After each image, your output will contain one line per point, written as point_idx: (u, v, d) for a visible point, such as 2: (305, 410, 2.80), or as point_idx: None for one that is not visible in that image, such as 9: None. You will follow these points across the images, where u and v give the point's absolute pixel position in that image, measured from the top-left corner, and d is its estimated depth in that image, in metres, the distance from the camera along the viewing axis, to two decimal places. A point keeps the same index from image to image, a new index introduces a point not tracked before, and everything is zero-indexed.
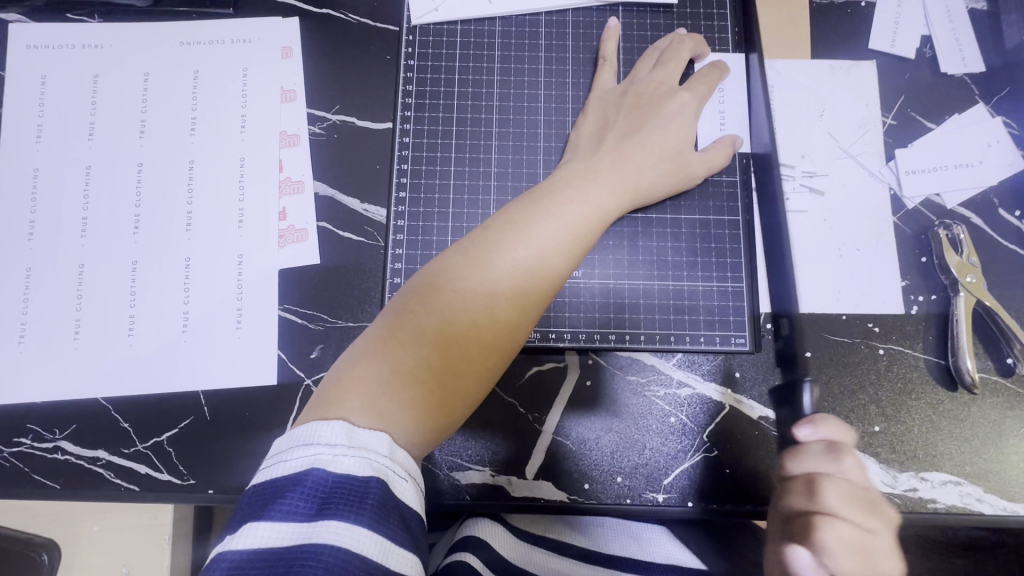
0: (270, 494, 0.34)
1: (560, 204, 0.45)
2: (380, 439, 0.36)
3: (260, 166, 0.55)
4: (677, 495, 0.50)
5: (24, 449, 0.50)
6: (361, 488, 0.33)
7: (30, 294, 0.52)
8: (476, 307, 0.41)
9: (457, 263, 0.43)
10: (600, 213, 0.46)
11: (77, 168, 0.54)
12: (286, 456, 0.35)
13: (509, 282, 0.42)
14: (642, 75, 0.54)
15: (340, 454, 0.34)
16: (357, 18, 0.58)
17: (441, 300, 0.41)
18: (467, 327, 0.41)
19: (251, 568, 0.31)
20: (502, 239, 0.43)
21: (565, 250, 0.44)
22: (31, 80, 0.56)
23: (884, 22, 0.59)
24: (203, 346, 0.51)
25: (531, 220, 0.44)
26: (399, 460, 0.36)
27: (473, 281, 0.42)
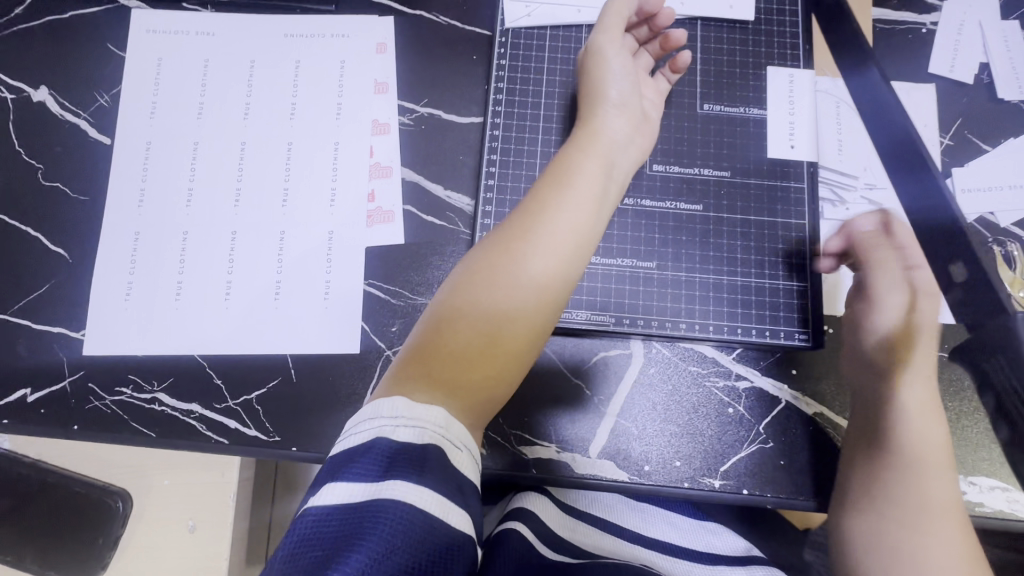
0: (340, 461, 0.37)
1: (574, 183, 0.47)
2: (435, 412, 0.39)
3: (354, 151, 0.59)
4: (733, 482, 0.52)
5: (124, 398, 0.53)
6: (421, 454, 0.36)
7: (137, 256, 0.56)
8: (494, 289, 0.44)
9: (478, 256, 0.45)
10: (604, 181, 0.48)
11: (186, 143, 0.59)
12: (356, 429, 0.39)
13: (525, 263, 0.44)
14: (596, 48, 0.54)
15: (398, 426, 0.38)
16: (447, 20, 0.62)
17: (467, 289, 0.44)
18: (493, 308, 0.43)
19: (329, 520, 0.33)
20: (512, 230, 0.45)
21: (575, 223, 0.46)
22: (148, 62, 0.61)
23: (944, 49, 0.62)
24: (294, 313, 0.55)
25: (538, 205, 0.46)
26: (453, 432, 0.39)
27: (496, 268, 0.44)
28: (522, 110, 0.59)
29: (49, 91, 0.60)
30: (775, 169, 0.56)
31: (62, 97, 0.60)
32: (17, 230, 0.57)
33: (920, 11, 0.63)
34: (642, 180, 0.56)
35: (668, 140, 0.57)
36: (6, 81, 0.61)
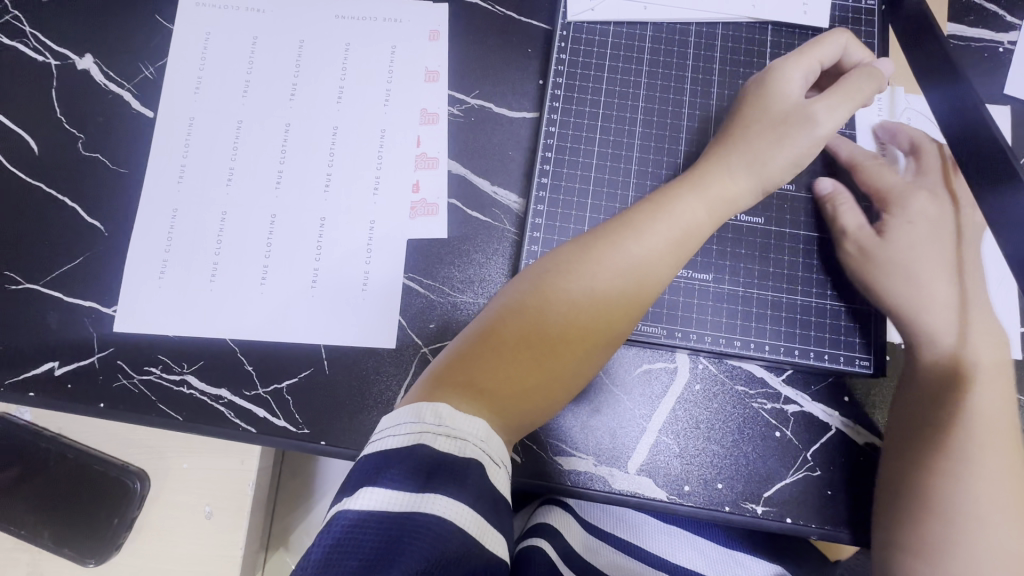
0: (377, 464, 0.34)
1: (666, 211, 0.47)
2: (473, 423, 0.37)
3: (400, 140, 0.57)
4: (776, 509, 0.50)
5: (153, 378, 0.52)
6: (462, 468, 0.35)
7: (174, 233, 0.54)
8: (573, 313, 0.43)
9: (560, 264, 0.45)
10: (702, 224, 0.47)
11: (229, 121, 0.57)
12: (392, 431, 0.36)
13: (608, 294, 0.44)
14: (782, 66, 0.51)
15: (441, 434, 0.36)
16: (503, 11, 0.60)
17: (546, 297, 0.44)
18: (568, 333, 0.43)
19: (368, 530, 0.31)
20: (601, 253, 0.45)
21: (662, 259, 0.45)
22: (196, 35, 0.59)
23: (1022, 70, 0.59)
24: (330, 303, 0.53)
25: (627, 233, 0.46)
26: (493, 448, 0.37)
27: (579, 289, 0.44)
28: (583, 108, 0.57)
29: (93, 59, 0.59)
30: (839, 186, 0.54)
31: (106, 66, 0.59)
32: (53, 199, 0.56)
33: (999, 29, 0.60)
34: None
35: None
36: (51, 46, 0.59)
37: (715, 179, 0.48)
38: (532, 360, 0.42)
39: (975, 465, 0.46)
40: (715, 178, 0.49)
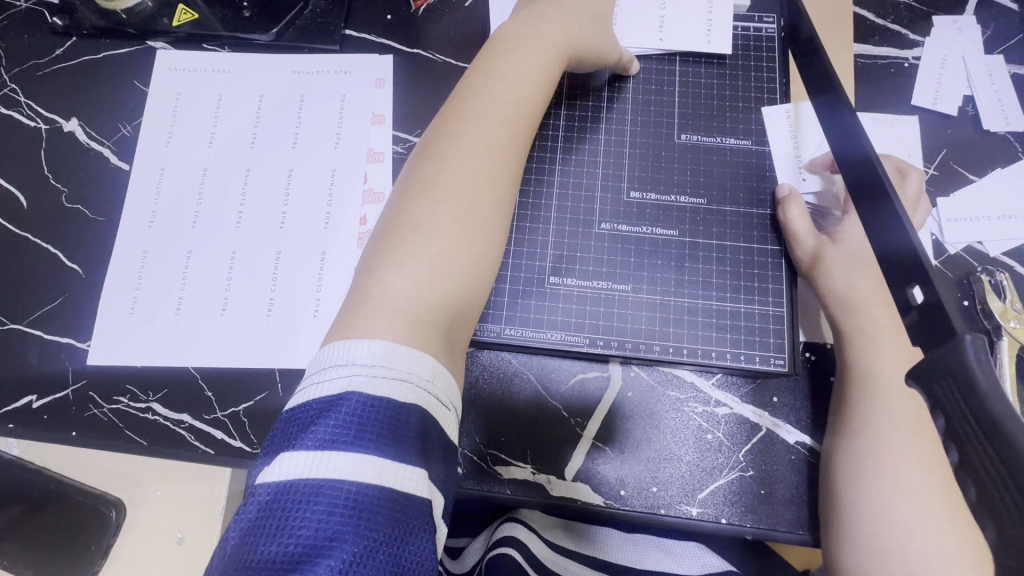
0: (309, 417, 0.35)
1: (509, 78, 0.51)
2: (421, 363, 0.38)
3: (349, 178, 0.62)
4: (711, 510, 0.51)
5: (121, 406, 0.56)
6: (399, 415, 0.35)
7: (144, 272, 0.60)
8: (457, 187, 0.46)
9: (427, 158, 0.47)
10: (539, 92, 0.52)
11: (196, 169, 0.63)
12: (324, 377, 0.36)
13: (482, 158, 0.47)
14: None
15: (378, 376, 0.36)
16: (442, 58, 0.67)
17: (423, 187, 0.46)
18: (466, 208, 0.45)
19: (293, 497, 0.32)
20: (460, 131, 0.48)
21: (518, 126, 0.49)
22: (168, 96, 0.66)
23: (927, 81, 0.63)
24: (284, 329, 0.57)
25: (480, 106, 0.49)
26: (438, 387, 0.38)
27: (452, 166, 0.46)
28: None
29: (78, 122, 0.66)
30: (752, 197, 0.58)
31: (89, 127, 0.66)
32: (39, 247, 0.62)
33: (903, 46, 0.65)
34: (620, 205, 0.58)
35: (645, 169, 0.59)
36: (42, 112, 0.67)
37: (548, 50, 0.53)
38: (443, 235, 0.44)
39: (897, 437, 0.50)
40: (543, 32, 0.53)
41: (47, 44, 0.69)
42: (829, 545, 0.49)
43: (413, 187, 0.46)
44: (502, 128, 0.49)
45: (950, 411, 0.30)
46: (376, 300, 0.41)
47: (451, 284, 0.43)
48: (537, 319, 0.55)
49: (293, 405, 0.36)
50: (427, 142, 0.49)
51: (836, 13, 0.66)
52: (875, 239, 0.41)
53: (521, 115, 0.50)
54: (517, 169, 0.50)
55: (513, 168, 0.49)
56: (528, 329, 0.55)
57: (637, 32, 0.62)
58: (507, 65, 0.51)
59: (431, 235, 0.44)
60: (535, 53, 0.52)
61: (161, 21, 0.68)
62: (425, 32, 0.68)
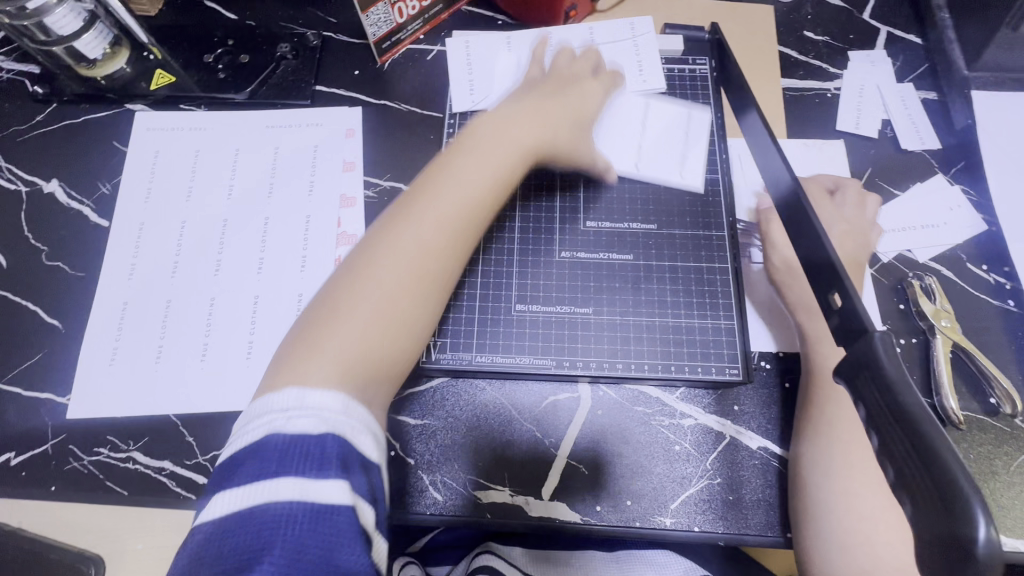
0: (238, 459, 0.38)
1: (477, 154, 0.54)
2: (332, 399, 0.40)
3: (323, 222, 0.66)
4: (683, 519, 0.53)
5: (101, 458, 0.57)
6: (315, 442, 0.37)
7: (124, 324, 0.61)
8: (406, 260, 0.48)
9: (384, 227, 0.50)
10: (499, 176, 0.54)
11: (174, 223, 0.66)
12: (251, 425, 0.40)
13: (432, 229, 0.50)
14: (562, 62, 0.67)
15: (294, 417, 0.39)
16: (407, 107, 0.72)
17: (374, 254, 0.48)
18: (412, 278, 0.48)
19: (225, 531, 0.35)
20: (416, 208, 0.50)
21: (473, 209, 0.52)
22: (146, 155, 0.69)
23: (848, 109, 0.70)
24: (264, 371, 0.59)
25: (439, 188, 0.52)
26: (351, 415, 0.40)
27: (406, 239, 0.49)
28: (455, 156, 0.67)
29: (58, 183, 0.69)
30: (699, 220, 0.63)
31: (69, 187, 0.69)
32: (19, 305, 0.63)
33: (824, 79, 0.72)
34: (578, 234, 0.62)
35: (600, 200, 0.64)
36: (22, 175, 0.69)
37: (526, 137, 0.57)
38: (383, 299, 0.47)
39: (852, 435, 0.53)
40: (527, 128, 0.58)
41: (28, 111, 0.72)
42: (798, 545, 0.51)
43: (367, 252, 0.49)
44: (458, 207, 0.51)
45: (871, 405, 0.33)
46: (313, 356, 0.44)
47: (382, 350, 0.46)
48: (505, 345, 0.58)
49: (228, 450, 0.40)
50: (389, 211, 0.52)
51: (763, 53, 0.73)
52: (803, 253, 0.46)
53: (482, 198, 0.53)
54: (468, 247, 0.52)
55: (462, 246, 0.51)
56: (498, 355, 0.58)
57: None
58: (479, 148, 0.55)
59: (370, 299, 0.46)
60: (510, 146, 0.56)
61: (139, 86, 0.72)
62: (391, 84, 0.73)
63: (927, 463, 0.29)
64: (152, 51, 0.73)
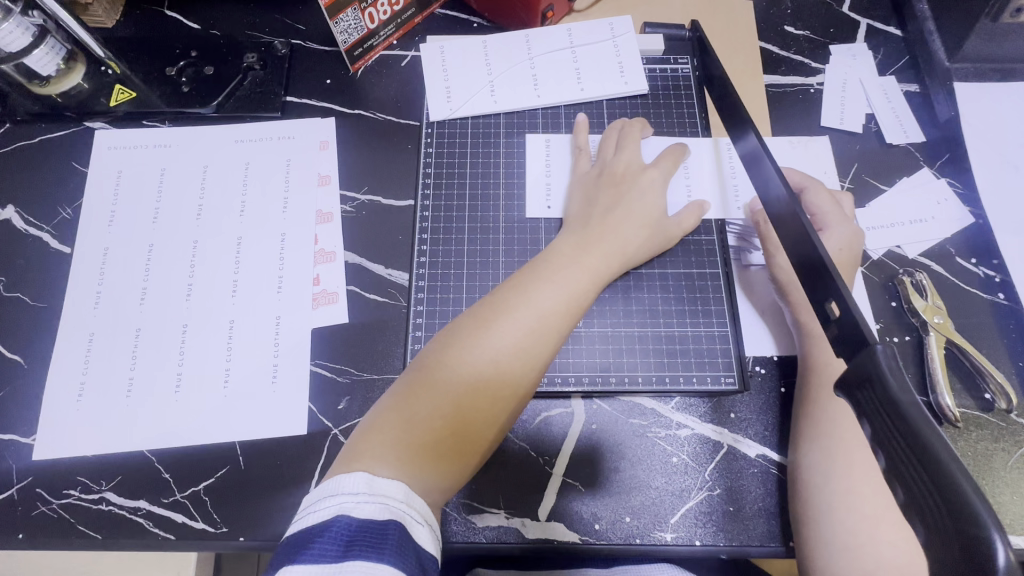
0: (299, 541, 0.38)
1: (549, 328, 0.51)
2: (398, 486, 0.41)
3: (299, 240, 0.63)
4: (684, 534, 0.52)
5: (71, 500, 0.53)
6: (381, 530, 0.38)
7: (92, 357, 0.58)
8: (494, 363, 0.48)
9: (474, 324, 0.50)
10: (589, 280, 0.54)
11: (141, 247, 0.62)
12: (316, 506, 0.40)
13: (512, 368, 0.49)
14: (608, 157, 0.63)
15: (362, 501, 0.39)
16: (383, 116, 0.69)
17: (460, 353, 0.48)
18: (493, 383, 0.48)
19: None
20: (511, 306, 0.51)
21: (563, 312, 0.51)
22: (109, 175, 0.66)
23: (832, 104, 0.69)
24: (244, 400, 0.56)
25: (534, 289, 0.52)
26: (414, 505, 0.41)
27: (497, 338, 0.49)
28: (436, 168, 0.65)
29: (15, 209, 0.65)
30: None
31: (27, 213, 0.65)
32: None
33: (807, 74, 0.71)
34: None
35: None
36: None
37: (605, 241, 0.56)
38: (459, 404, 0.47)
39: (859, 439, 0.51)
40: (610, 225, 0.57)
41: None
42: (801, 557, 0.50)
43: (454, 344, 0.49)
44: (540, 336, 0.50)
45: (875, 420, 0.32)
46: (382, 447, 0.44)
47: (445, 457, 0.46)
48: None
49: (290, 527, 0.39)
50: (486, 300, 0.52)
51: (745, 49, 0.72)
52: (798, 259, 0.45)
53: (572, 303, 0.52)
54: (553, 353, 0.51)
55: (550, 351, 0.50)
56: None
57: (557, 86, 0.68)
58: (568, 256, 0.54)
59: (448, 400, 0.47)
60: (597, 251, 0.55)
61: (98, 102, 0.69)
62: (365, 93, 0.70)
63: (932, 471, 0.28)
64: (110, 66, 0.70)
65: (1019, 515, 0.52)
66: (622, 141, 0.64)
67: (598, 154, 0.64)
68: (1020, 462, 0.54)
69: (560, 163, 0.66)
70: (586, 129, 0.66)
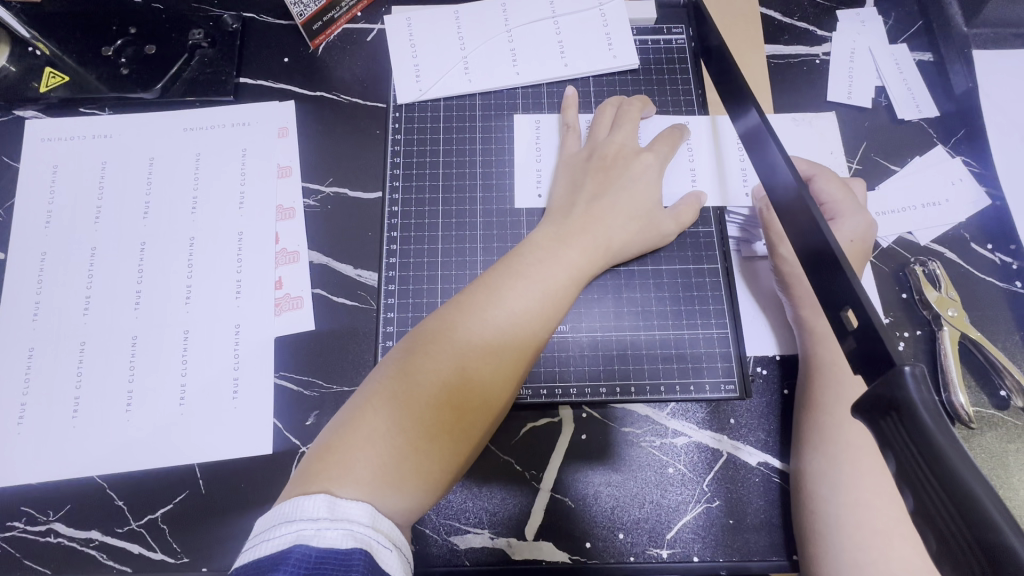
0: (252, 574, 0.33)
1: (527, 318, 0.46)
2: (363, 508, 0.37)
3: (258, 239, 0.57)
4: (681, 549, 0.49)
5: (17, 532, 0.49)
6: (345, 560, 0.34)
7: (31, 374, 0.53)
8: (463, 368, 0.44)
9: (443, 321, 0.46)
10: (571, 275, 0.49)
11: (83, 250, 0.57)
12: (272, 534, 0.35)
13: (485, 364, 0.44)
14: (601, 137, 0.57)
15: (323, 528, 0.35)
16: (348, 98, 0.62)
17: (428, 352, 0.44)
18: (464, 391, 0.43)
19: None
20: (482, 305, 0.46)
21: (540, 311, 0.46)
22: (44, 170, 0.59)
23: (839, 77, 0.63)
24: (201, 418, 0.52)
25: (508, 285, 0.47)
26: (382, 528, 0.37)
27: (467, 338, 0.44)
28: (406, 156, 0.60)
29: None
30: None
31: None
32: None
33: (812, 43, 0.65)
34: None
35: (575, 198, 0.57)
36: None
37: (589, 233, 0.51)
38: (428, 407, 0.42)
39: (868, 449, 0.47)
40: (598, 214, 0.52)
41: None
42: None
43: (421, 344, 0.45)
44: (517, 328, 0.45)
45: (895, 446, 0.27)
46: (341, 463, 0.39)
47: (417, 467, 0.41)
48: None
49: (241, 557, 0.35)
50: (455, 299, 0.48)
51: (744, 17, 0.66)
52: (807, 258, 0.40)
53: (551, 301, 0.47)
54: (532, 356, 0.46)
55: (527, 353, 0.45)
56: None
57: (539, 61, 0.62)
58: (545, 244, 0.50)
59: (416, 405, 0.42)
60: (578, 237, 0.50)
61: (28, 88, 0.62)
62: (326, 72, 0.63)
63: (954, 500, 0.24)
64: (38, 46, 0.62)
65: None
66: (618, 119, 0.58)
67: (590, 134, 0.58)
68: None
69: (547, 145, 0.60)
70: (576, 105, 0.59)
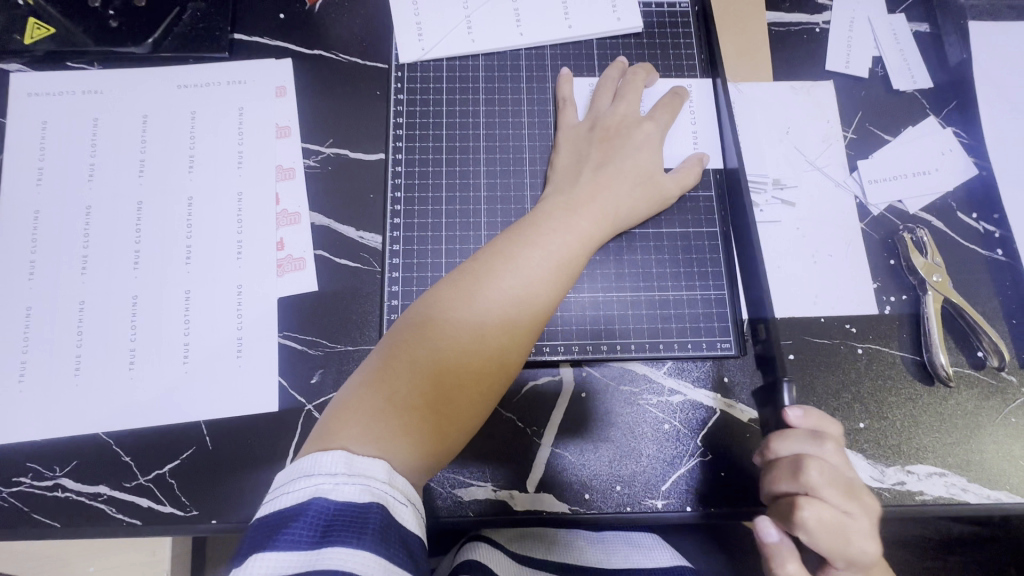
0: (272, 526, 0.35)
1: (536, 286, 0.46)
2: (378, 465, 0.37)
3: (258, 200, 0.57)
4: (676, 500, 0.51)
5: (24, 487, 0.50)
6: (363, 514, 0.35)
7: (30, 333, 0.52)
8: (478, 334, 0.44)
9: (454, 290, 0.46)
10: (580, 244, 0.49)
11: (78, 209, 0.56)
12: (290, 487, 0.36)
13: (497, 332, 0.45)
14: (602, 108, 0.57)
15: (340, 483, 0.36)
16: (347, 57, 0.61)
17: (441, 321, 0.45)
18: (477, 357, 0.44)
19: None
20: (497, 272, 0.46)
21: (552, 279, 0.47)
22: (31, 126, 0.58)
23: (838, 45, 0.64)
24: (205, 377, 0.52)
25: (520, 254, 0.47)
26: (398, 485, 0.37)
27: (478, 307, 0.45)
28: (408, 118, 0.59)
29: None
30: None
31: None
32: None
33: (813, 11, 0.65)
34: None
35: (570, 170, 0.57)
36: None
37: (594, 201, 0.51)
38: (443, 373, 0.43)
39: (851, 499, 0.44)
40: (602, 183, 0.52)
41: None
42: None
43: (434, 314, 0.45)
44: (527, 297, 0.46)
45: None
46: (358, 425, 0.40)
47: (430, 428, 0.42)
48: None
49: (261, 509, 0.36)
50: (470, 263, 0.48)
51: None
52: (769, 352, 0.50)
53: (561, 272, 0.48)
54: (544, 324, 0.47)
55: (540, 320, 0.46)
56: None
57: (541, 23, 0.61)
58: (554, 214, 0.50)
59: (429, 369, 0.43)
60: (584, 207, 0.51)
61: (11, 39, 0.59)
62: (324, 30, 0.62)
63: None
64: None
65: (1001, 469, 0.53)
66: (618, 89, 0.58)
67: (589, 106, 0.58)
68: (1006, 419, 0.54)
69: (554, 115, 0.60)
70: (571, 80, 0.60)
